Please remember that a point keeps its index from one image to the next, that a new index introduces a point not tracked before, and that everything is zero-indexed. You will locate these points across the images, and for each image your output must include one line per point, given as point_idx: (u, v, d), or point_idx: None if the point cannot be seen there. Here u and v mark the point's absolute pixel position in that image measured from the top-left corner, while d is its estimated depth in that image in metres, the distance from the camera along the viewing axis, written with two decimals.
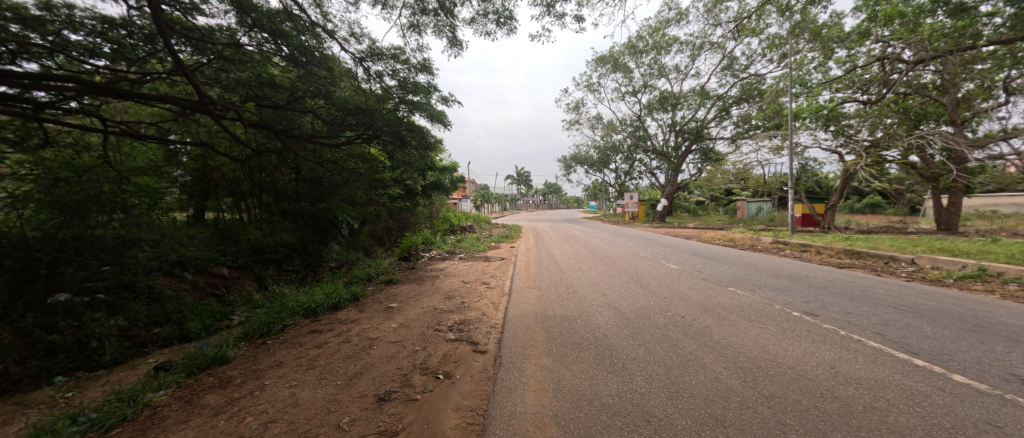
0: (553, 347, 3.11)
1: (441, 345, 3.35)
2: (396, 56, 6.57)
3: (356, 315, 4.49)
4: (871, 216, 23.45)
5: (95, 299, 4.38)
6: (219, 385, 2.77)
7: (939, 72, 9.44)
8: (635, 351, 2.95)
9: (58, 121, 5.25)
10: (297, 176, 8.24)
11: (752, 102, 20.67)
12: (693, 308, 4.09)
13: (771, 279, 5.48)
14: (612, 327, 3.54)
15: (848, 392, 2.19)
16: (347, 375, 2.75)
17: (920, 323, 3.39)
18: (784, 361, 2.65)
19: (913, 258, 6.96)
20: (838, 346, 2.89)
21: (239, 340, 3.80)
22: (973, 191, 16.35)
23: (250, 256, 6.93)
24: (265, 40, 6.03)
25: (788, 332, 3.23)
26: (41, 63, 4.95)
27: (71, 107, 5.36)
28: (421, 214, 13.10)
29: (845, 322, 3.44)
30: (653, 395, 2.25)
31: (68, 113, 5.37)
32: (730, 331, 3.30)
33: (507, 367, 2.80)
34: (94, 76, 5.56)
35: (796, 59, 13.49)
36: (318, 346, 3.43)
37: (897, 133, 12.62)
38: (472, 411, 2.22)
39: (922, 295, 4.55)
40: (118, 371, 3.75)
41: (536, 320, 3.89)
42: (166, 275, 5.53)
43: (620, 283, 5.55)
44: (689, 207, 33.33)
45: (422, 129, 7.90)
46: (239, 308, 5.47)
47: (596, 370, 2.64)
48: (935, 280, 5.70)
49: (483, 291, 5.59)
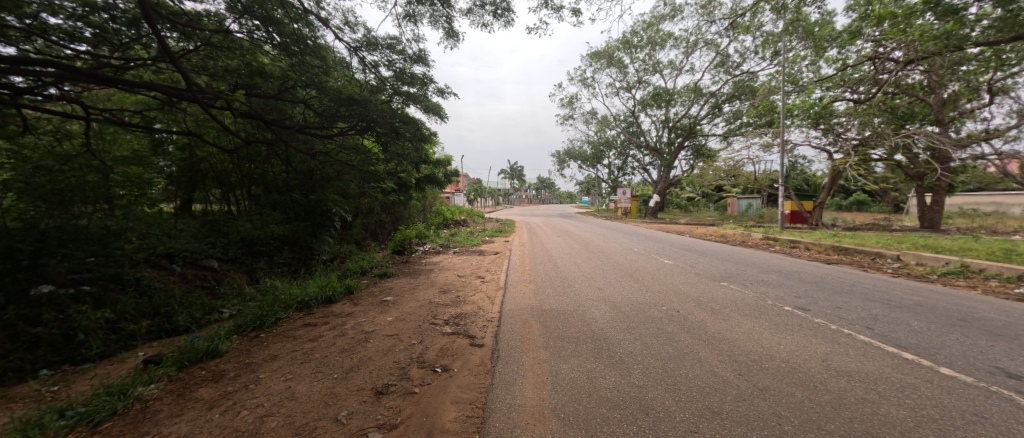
0: (551, 341, 3.12)
1: (439, 339, 3.34)
2: (391, 46, 6.46)
3: (351, 308, 4.43)
4: (858, 214, 23.92)
5: (81, 291, 4.25)
6: (212, 378, 2.71)
7: (928, 73, 9.58)
8: (632, 345, 2.97)
9: (38, 107, 5.13)
10: (290, 168, 8.14)
11: (744, 99, 20.86)
12: (688, 302, 4.13)
13: (762, 274, 5.57)
14: (608, 321, 3.57)
15: (841, 384, 2.24)
16: (343, 369, 2.72)
17: (907, 317, 3.48)
18: (777, 354, 2.70)
19: (898, 255, 7.14)
20: (829, 339, 2.96)
21: (231, 333, 3.73)
22: (954, 189, 16.81)
23: (240, 249, 6.81)
24: (256, 28, 5.84)
25: (781, 326, 3.28)
26: (19, 47, 4.85)
27: (52, 94, 5.21)
28: (415, 207, 13.02)
29: (836, 317, 3.51)
30: (651, 387, 2.27)
31: (48, 100, 5.22)
32: (725, 325, 3.34)
33: (506, 360, 2.80)
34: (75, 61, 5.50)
35: (789, 57, 13.62)
36: (312, 340, 3.38)
37: (884, 133, 12.85)
38: (471, 404, 2.22)
39: (908, 290, 4.67)
40: (107, 363, 3.66)
41: (533, 314, 3.90)
42: (154, 267, 5.40)
43: (615, 277, 5.59)
44: (681, 202, 33.61)
45: (418, 121, 7.82)
46: (230, 299, 5.37)
47: (594, 363, 2.65)
48: (920, 276, 5.84)
49: (478, 285, 5.59)
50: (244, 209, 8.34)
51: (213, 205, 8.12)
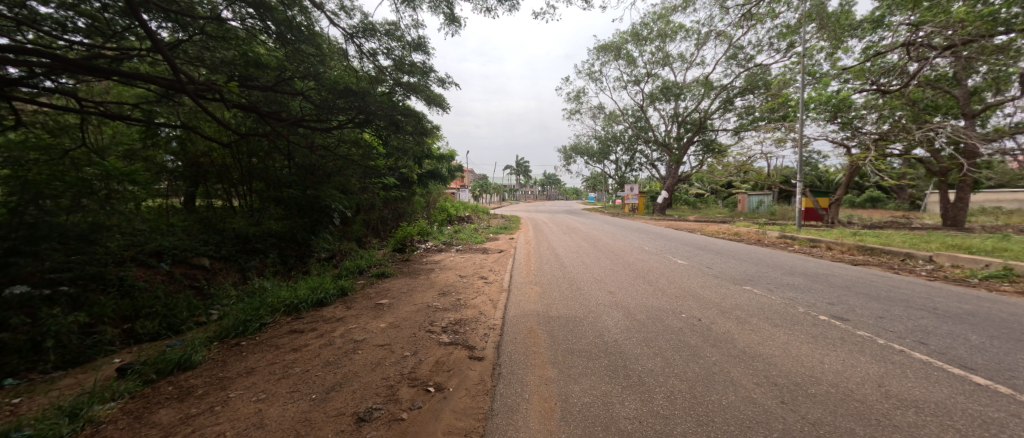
0: (559, 355, 2.77)
1: (434, 350, 3.01)
2: (390, 33, 6.11)
3: (342, 312, 4.12)
4: (875, 211, 23.12)
5: (56, 292, 3.97)
6: (178, 397, 2.41)
7: (962, 60, 8.97)
8: (652, 361, 2.62)
9: (34, 99, 5.05)
10: (290, 163, 7.89)
11: (757, 93, 20.24)
12: (709, 309, 3.75)
13: (787, 277, 5.15)
14: (621, 331, 3.21)
15: (909, 418, 1.87)
16: (324, 387, 2.39)
17: (964, 330, 3.07)
18: (823, 376, 2.32)
19: (931, 256, 6.65)
20: (880, 357, 2.57)
21: (210, 340, 3.43)
22: (979, 186, 16.08)
23: (234, 247, 6.55)
24: (249, 15, 5.52)
25: (820, 340, 2.89)
26: (12, 37, 4.76)
27: (47, 86, 5.12)
28: (417, 204, 12.76)
29: (880, 328, 3.11)
30: (678, 419, 1.91)
31: (43, 91, 5.12)
32: (755, 338, 2.97)
33: (507, 380, 2.46)
34: (69, 52, 5.40)
35: (806, 47, 13.05)
36: (295, 350, 3.06)
37: (905, 126, 12.30)
38: (467, 435, 1.89)
39: (951, 296, 4.23)
40: (79, 371, 3.38)
41: (538, 322, 3.55)
42: (140, 265, 5.13)
43: (627, 279, 5.21)
44: (689, 199, 32.94)
45: (419, 114, 7.47)
46: (219, 299, 5.09)
47: (609, 384, 2.30)
48: (959, 279, 5.39)
49: (481, 286, 5.26)
50: (242, 205, 8.11)
51: (209, 201, 7.85)
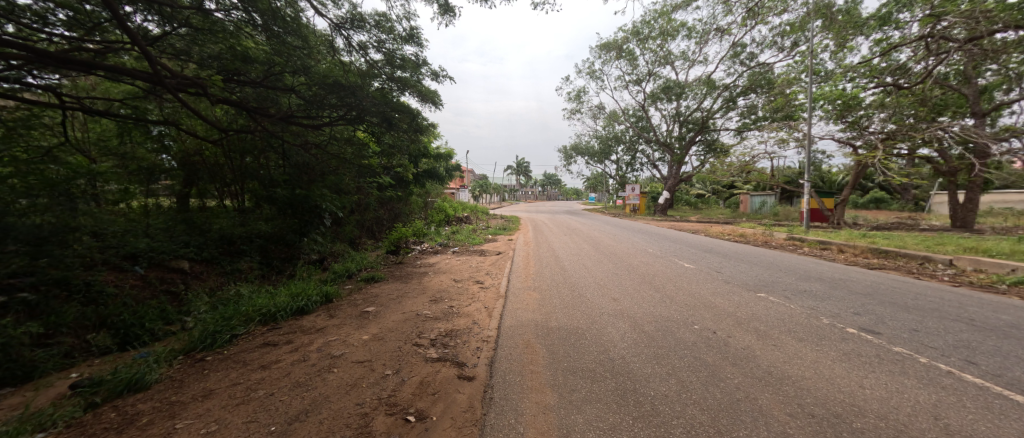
0: (559, 376, 2.44)
1: (419, 368, 2.68)
2: (380, 24, 5.79)
3: (324, 322, 3.80)
4: (880, 212, 22.76)
5: (13, 299, 3.66)
6: (119, 426, 2.08)
7: (979, 54, 8.60)
8: (665, 383, 2.30)
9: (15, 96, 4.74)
10: (282, 162, 7.58)
11: (760, 92, 19.90)
12: (723, 320, 3.42)
13: (803, 283, 4.81)
14: (629, 346, 2.89)
15: None
16: (287, 416, 2.07)
17: (1013, 347, 2.74)
18: (866, 405, 2.00)
19: (951, 259, 6.31)
20: (927, 380, 2.24)
21: (174, 355, 3.10)
22: (989, 187, 15.70)
23: (217, 249, 6.23)
24: (233, 6, 5.19)
25: (853, 358, 2.56)
26: None
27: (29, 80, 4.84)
28: (414, 204, 12.41)
29: (919, 344, 2.78)
30: None
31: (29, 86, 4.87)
32: (779, 355, 2.64)
33: (500, 406, 2.13)
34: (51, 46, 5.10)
35: (812, 44, 12.70)
36: (264, 368, 2.73)
37: (914, 126, 11.96)
38: None
39: (985, 305, 3.89)
40: (29, 387, 3.05)
41: (537, 334, 3.23)
42: (113, 268, 4.82)
43: (632, 285, 4.88)
44: (691, 199, 32.58)
45: (413, 110, 7.12)
46: (196, 306, 4.76)
47: (617, 414, 1.98)
48: (986, 285, 5.05)
49: (476, 292, 4.93)
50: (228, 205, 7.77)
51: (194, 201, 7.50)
